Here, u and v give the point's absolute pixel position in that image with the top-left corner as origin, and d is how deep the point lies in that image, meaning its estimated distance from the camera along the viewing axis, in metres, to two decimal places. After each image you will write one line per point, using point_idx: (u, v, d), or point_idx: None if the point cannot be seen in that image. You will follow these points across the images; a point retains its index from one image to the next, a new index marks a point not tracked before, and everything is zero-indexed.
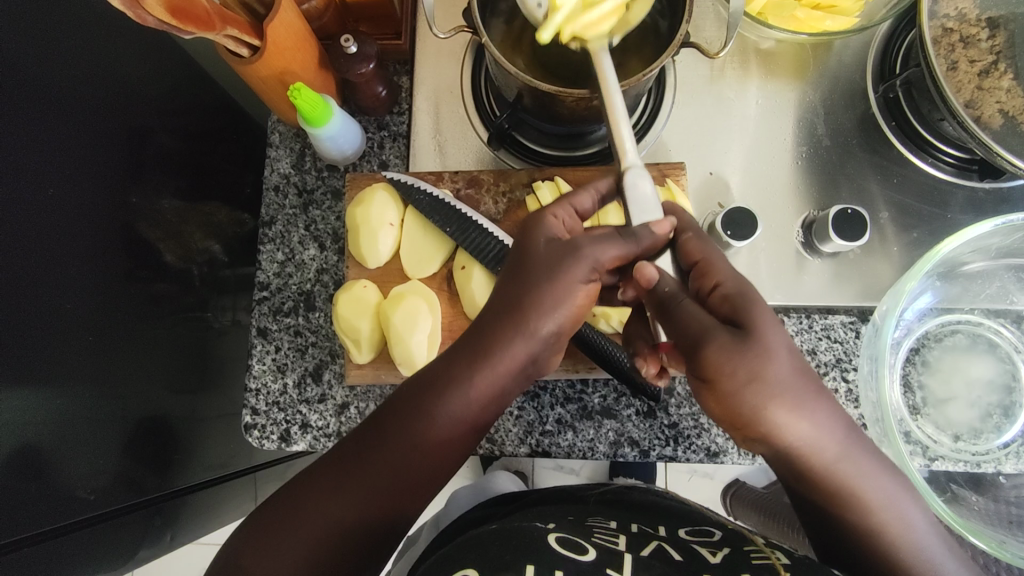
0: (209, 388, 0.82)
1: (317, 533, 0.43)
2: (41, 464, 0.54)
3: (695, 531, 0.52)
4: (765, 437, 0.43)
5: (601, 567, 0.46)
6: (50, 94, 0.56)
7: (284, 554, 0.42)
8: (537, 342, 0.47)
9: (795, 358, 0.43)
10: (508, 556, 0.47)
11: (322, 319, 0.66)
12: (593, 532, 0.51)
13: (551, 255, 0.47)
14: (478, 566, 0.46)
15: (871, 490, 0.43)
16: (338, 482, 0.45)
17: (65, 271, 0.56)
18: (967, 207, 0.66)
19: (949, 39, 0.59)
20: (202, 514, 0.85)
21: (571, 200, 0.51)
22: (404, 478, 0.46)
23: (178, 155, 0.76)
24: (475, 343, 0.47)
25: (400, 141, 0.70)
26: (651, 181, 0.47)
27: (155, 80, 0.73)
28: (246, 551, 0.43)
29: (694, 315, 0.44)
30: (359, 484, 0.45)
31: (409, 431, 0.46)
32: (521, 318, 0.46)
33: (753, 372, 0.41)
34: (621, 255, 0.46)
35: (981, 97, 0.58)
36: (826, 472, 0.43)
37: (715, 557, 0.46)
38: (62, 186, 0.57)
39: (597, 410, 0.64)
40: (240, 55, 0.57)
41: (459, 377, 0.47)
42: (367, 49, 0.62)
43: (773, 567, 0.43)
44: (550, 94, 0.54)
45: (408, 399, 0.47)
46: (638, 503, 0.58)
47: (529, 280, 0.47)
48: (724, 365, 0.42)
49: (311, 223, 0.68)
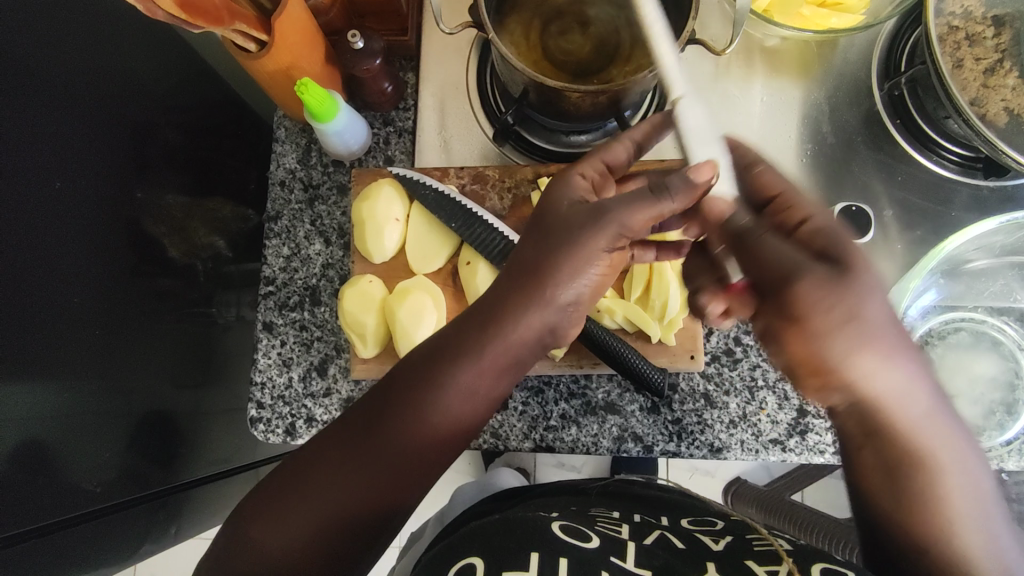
0: (213, 384, 0.82)
1: (330, 506, 0.44)
2: (45, 457, 0.55)
3: (698, 521, 0.52)
4: (846, 386, 0.40)
5: (604, 554, 0.46)
6: (58, 89, 0.56)
7: (292, 525, 0.43)
8: (550, 310, 0.47)
9: (889, 304, 0.40)
10: (513, 546, 0.47)
11: (328, 314, 0.66)
12: (596, 521, 0.52)
13: (577, 217, 0.46)
14: (484, 556, 0.46)
15: (950, 453, 0.42)
16: (352, 453, 0.45)
17: (69, 265, 0.57)
18: (972, 205, 0.66)
19: (955, 37, 0.60)
20: (205, 509, 0.85)
21: (603, 155, 0.51)
22: (420, 449, 0.46)
23: (183, 151, 0.76)
24: (489, 312, 0.48)
25: (406, 137, 0.70)
26: (702, 110, 0.45)
27: (161, 76, 0.73)
28: (253, 520, 0.44)
29: (778, 253, 0.40)
30: (372, 454, 0.45)
31: (423, 397, 0.47)
32: (536, 282, 0.47)
33: (852, 314, 0.38)
34: (654, 216, 0.44)
35: (986, 95, 0.58)
36: (901, 429, 0.41)
37: (719, 544, 0.46)
38: (69, 181, 0.57)
39: (601, 405, 0.64)
40: (248, 50, 0.57)
41: (471, 348, 0.47)
42: (374, 45, 0.62)
43: (777, 553, 0.44)
44: (555, 90, 0.54)
45: (421, 369, 0.48)
46: (643, 495, 0.58)
47: (544, 242, 0.47)
48: (823, 301, 0.39)
49: (317, 219, 0.68)
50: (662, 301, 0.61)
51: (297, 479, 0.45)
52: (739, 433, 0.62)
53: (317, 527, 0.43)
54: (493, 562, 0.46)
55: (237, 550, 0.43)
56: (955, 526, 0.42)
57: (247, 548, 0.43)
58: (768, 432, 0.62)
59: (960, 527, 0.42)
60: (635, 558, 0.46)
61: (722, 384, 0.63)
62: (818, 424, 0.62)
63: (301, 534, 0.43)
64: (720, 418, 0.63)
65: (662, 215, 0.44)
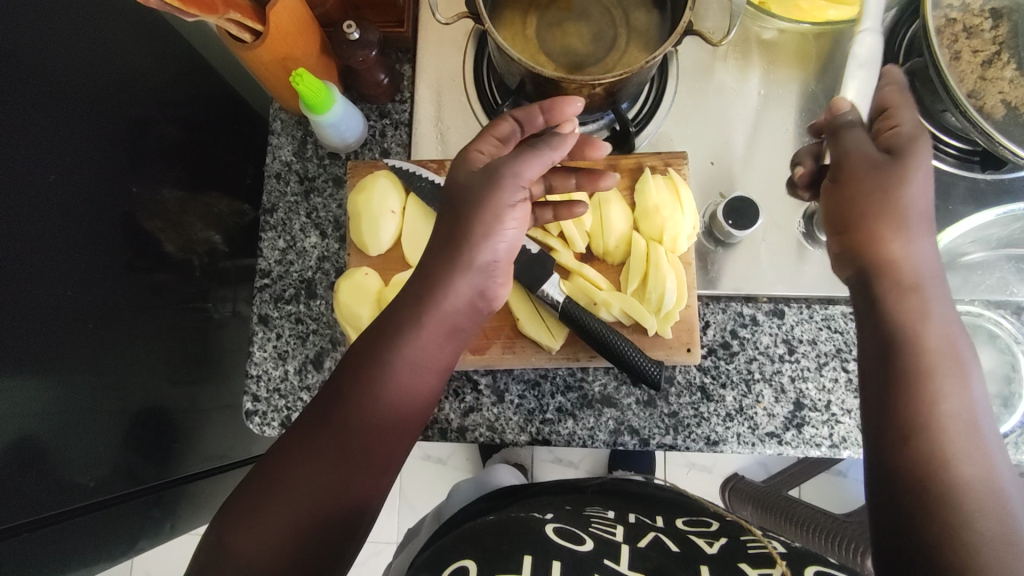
0: (209, 379, 0.82)
1: (302, 501, 0.43)
2: (38, 452, 0.54)
3: (694, 522, 0.52)
4: (863, 244, 0.49)
5: (599, 557, 0.46)
6: (52, 81, 0.56)
7: (267, 526, 0.42)
8: (481, 277, 0.49)
9: (924, 201, 0.48)
10: (506, 547, 0.47)
11: (323, 307, 0.66)
12: (591, 522, 0.52)
13: (477, 184, 0.49)
14: (477, 557, 0.46)
15: (932, 334, 0.45)
16: (312, 444, 0.45)
17: (64, 258, 0.56)
18: (968, 198, 0.66)
19: (952, 30, 0.60)
20: (200, 505, 0.85)
21: (492, 131, 0.53)
22: (376, 425, 0.47)
23: (178, 145, 0.76)
24: (418, 285, 0.49)
25: (402, 129, 0.69)
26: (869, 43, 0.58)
27: (157, 69, 0.73)
28: (226, 529, 0.43)
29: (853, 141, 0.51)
30: (328, 440, 0.45)
31: (365, 372, 0.47)
32: (462, 252, 0.48)
33: (876, 191, 0.48)
34: (544, 165, 0.49)
35: (983, 88, 0.58)
36: (894, 296, 0.47)
37: (712, 547, 0.46)
38: (64, 174, 0.57)
39: (598, 398, 0.63)
40: (243, 40, 0.56)
41: (407, 321, 0.48)
42: (370, 36, 0.62)
43: (768, 556, 0.44)
44: (553, 81, 0.54)
45: (364, 348, 0.48)
46: (639, 493, 0.58)
47: (462, 222, 0.49)
48: (856, 172, 0.49)
49: (313, 211, 0.68)
50: (659, 294, 0.61)
51: (264, 482, 0.44)
52: (736, 426, 0.62)
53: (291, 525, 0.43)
54: (485, 563, 0.45)
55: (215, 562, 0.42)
56: (942, 405, 0.43)
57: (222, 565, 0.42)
58: (765, 425, 0.62)
59: (942, 412, 0.43)
60: (629, 561, 0.46)
61: (719, 377, 0.63)
62: (815, 417, 0.62)
63: (276, 534, 0.42)
64: (716, 411, 0.63)
65: (548, 166, 0.49)
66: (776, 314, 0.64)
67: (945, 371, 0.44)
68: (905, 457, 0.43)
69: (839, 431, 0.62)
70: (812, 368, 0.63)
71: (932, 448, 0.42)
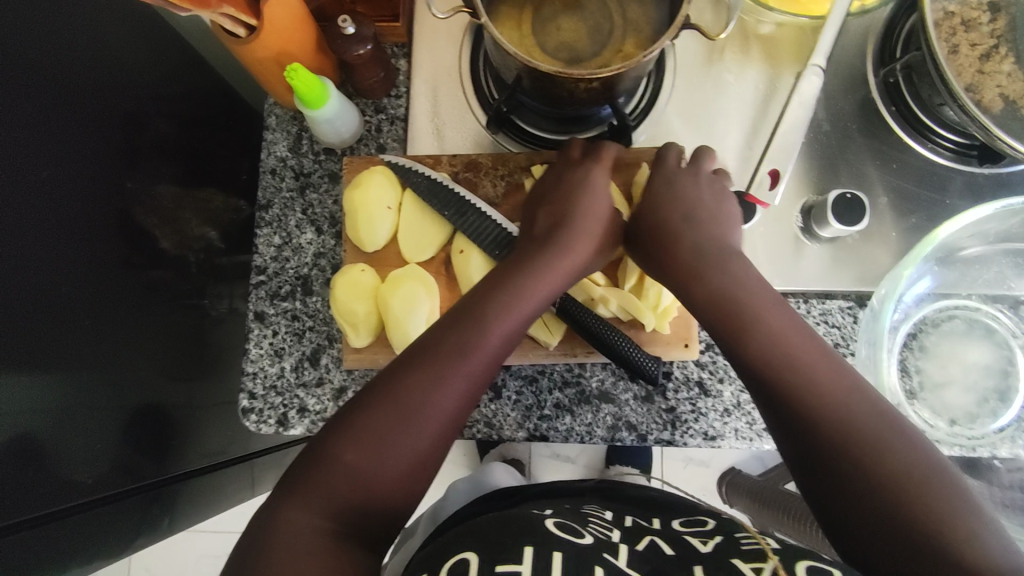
0: (206, 376, 0.82)
1: (381, 460, 0.45)
2: (35, 449, 0.54)
3: (688, 522, 0.52)
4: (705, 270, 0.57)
5: (600, 550, 0.47)
6: (45, 75, 0.55)
7: (337, 477, 0.44)
8: (568, 272, 0.57)
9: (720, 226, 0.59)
10: (508, 539, 0.47)
11: (320, 304, 0.65)
12: (589, 520, 0.52)
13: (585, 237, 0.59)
14: (479, 551, 0.46)
15: (763, 318, 0.52)
16: (403, 403, 0.47)
17: (58, 254, 0.56)
18: (966, 192, 0.66)
19: (951, 23, 0.59)
20: (198, 502, 0.85)
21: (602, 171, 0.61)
22: (463, 402, 0.49)
23: (174, 140, 0.75)
24: (529, 274, 0.55)
25: (398, 124, 0.69)
26: (815, 83, 0.63)
27: (152, 63, 0.72)
28: (307, 491, 0.43)
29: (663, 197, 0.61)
30: (413, 405, 0.47)
31: (469, 345, 0.50)
32: (553, 256, 0.57)
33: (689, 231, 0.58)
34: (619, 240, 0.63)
35: (981, 82, 0.58)
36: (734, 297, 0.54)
37: (706, 545, 0.47)
38: (58, 170, 0.56)
39: (596, 394, 0.63)
40: (237, 35, 0.56)
41: (506, 304, 0.53)
42: (365, 30, 0.61)
43: (762, 550, 0.44)
44: (549, 76, 0.54)
45: (462, 324, 0.51)
46: (631, 496, 0.57)
47: (562, 238, 0.58)
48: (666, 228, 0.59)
49: (308, 207, 0.67)
50: (656, 290, 0.61)
51: (341, 432, 0.46)
52: (733, 421, 0.62)
53: (359, 481, 0.44)
54: (487, 556, 0.46)
55: (280, 535, 0.41)
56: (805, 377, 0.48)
57: (282, 532, 0.42)
58: (762, 420, 0.62)
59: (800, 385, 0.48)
60: (627, 558, 0.46)
61: (716, 373, 0.63)
62: None
63: (349, 489, 0.44)
64: (714, 407, 0.63)
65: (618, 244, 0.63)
66: None
67: (812, 357, 0.49)
68: (831, 439, 0.45)
69: None
70: None
71: (846, 425, 0.45)
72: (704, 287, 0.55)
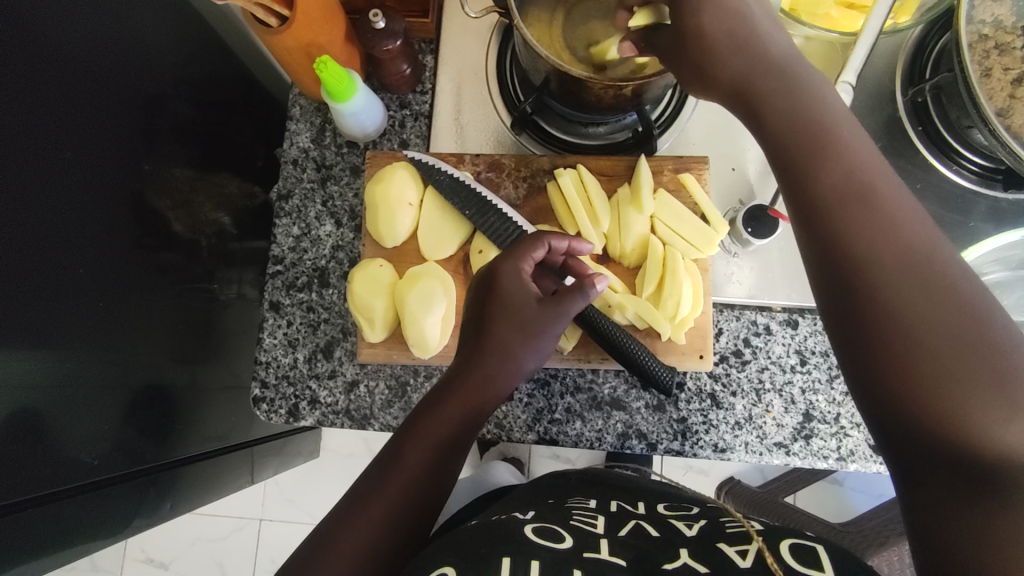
0: (213, 360, 0.82)
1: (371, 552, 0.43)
2: (43, 427, 0.54)
3: (674, 507, 0.51)
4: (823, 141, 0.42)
5: (580, 552, 0.44)
6: (71, 54, 0.56)
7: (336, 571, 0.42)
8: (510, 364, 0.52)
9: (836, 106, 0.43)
10: (484, 550, 0.43)
11: (335, 297, 0.65)
12: (572, 514, 0.51)
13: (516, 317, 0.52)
14: (456, 564, 0.42)
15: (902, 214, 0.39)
16: (343, 527, 0.44)
17: (74, 234, 0.56)
18: (988, 217, 0.66)
19: (984, 46, 0.58)
20: (200, 487, 0.85)
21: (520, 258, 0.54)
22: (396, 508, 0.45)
23: (192, 124, 0.75)
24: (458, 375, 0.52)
25: (422, 120, 0.69)
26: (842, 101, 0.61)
27: (174, 46, 0.72)
28: None
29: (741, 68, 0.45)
30: (351, 529, 0.44)
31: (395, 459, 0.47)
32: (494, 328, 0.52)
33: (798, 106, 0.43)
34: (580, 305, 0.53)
35: (1012, 106, 0.57)
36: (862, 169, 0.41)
37: (692, 530, 0.46)
38: (78, 151, 0.56)
39: (607, 401, 0.63)
40: (267, 25, 0.56)
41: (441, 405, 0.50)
42: (395, 26, 0.61)
43: (747, 534, 0.43)
44: (579, 80, 0.54)
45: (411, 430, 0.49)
46: (638, 486, 0.57)
47: (498, 313, 0.53)
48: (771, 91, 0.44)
49: (329, 199, 0.67)
50: (675, 301, 0.60)
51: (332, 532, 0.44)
52: (744, 435, 0.62)
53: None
54: (465, 568, 0.41)
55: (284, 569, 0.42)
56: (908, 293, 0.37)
57: None
58: (773, 435, 0.62)
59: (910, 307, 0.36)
60: (610, 548, 0.44)
61: (729, 385, 0.63)
62: (823, 429, 0.62)
63: None
64: (725, 419, 0.62)
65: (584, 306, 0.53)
66: (790, 325, 0.64)
67: (938, 281, 0.37)
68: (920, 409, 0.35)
69: (847, 445, 0.61)
70: (822, 380, 0.63)
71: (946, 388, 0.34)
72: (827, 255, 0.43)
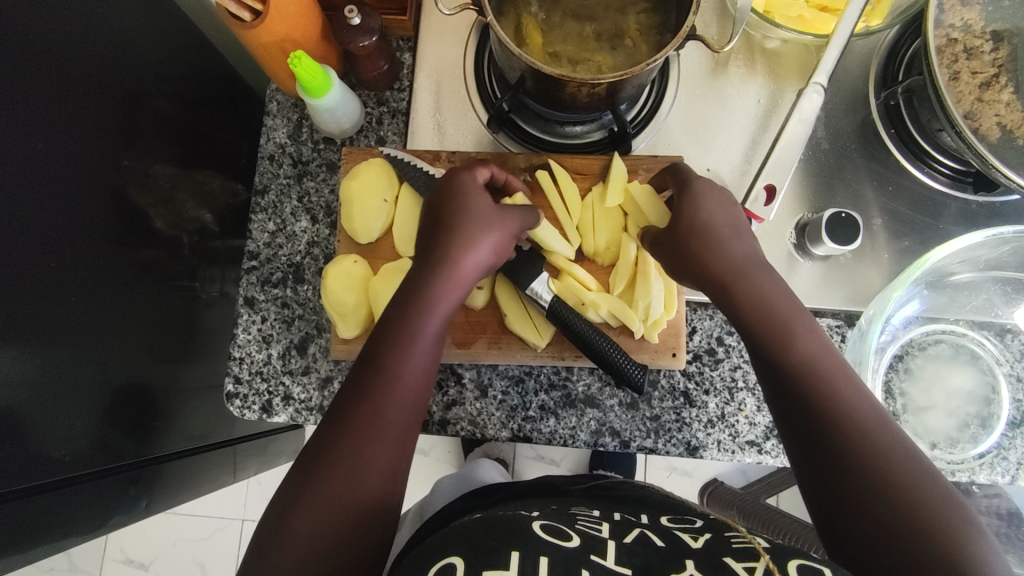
0: (194, 359, 0.82)
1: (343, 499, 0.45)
2: (17, 425, 0.53)
3: (677, 519, 0.50)
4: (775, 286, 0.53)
5: (586, 553, 0.44)
6: (49, 49, 0.55)
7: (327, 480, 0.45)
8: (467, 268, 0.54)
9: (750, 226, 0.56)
10: (495, 543, 0.44)
11: (310, 293, 0.65)
12: (576, 519, 0.50)
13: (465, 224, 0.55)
14: (466, 553, 0.43)
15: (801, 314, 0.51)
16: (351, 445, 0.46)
17: (51, 229, 0.55)
18: (959, 219, 0.66)
19: (953, 49, 0.59)
20: (179, 487, 0.84)
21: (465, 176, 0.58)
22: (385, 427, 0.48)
23: (173, 121, 0.75)
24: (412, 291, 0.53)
25: (399, 117, 0.69)
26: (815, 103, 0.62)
27: (155, 43, 0.72)
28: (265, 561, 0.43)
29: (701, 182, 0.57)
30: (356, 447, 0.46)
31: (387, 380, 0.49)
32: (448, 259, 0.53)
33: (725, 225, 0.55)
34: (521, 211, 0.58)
35: (980, 109, 0.58)
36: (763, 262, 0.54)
37: (697, 542, 0.45)
38: (54, 145, 0.56)
39: (581, 398, 0.63)
40: (242, 19, 0.56)
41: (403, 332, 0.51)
42: (371, 22, 0.61)
43: (753, 550, 0.43)
44: (553, 78, 0.54)
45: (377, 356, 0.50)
46: (634, 497, 0.56)
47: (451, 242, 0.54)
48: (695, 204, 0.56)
49: (305, 195, 0.67)
50: (646, 302, 0.60)
51: (299, 486, 0.45)
52: (716, 433, 0.62)
53: (315, 546, 0.43)
54: (474, 560, 0.43)
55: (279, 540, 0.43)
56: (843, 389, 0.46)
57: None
58: (746, 433, 0.62)
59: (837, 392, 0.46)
60: (615, 555, 0.44)
61: (702, 384, 0.63)
62: None
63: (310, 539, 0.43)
64: (698, 417, 0.63)
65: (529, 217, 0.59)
66: None
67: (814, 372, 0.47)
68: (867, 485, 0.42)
69: None
70: None
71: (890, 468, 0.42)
72: (733, 301, 0.53)
